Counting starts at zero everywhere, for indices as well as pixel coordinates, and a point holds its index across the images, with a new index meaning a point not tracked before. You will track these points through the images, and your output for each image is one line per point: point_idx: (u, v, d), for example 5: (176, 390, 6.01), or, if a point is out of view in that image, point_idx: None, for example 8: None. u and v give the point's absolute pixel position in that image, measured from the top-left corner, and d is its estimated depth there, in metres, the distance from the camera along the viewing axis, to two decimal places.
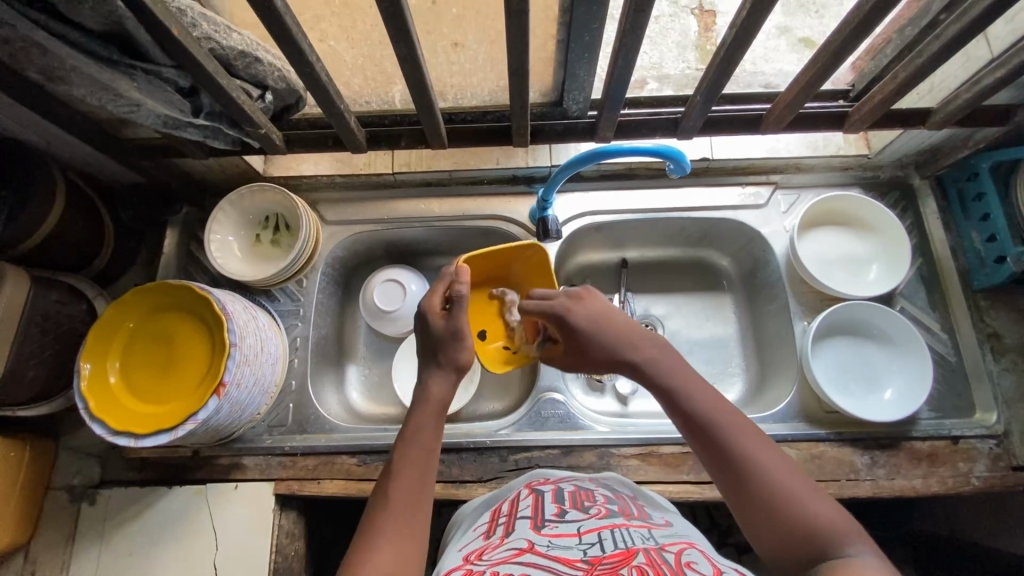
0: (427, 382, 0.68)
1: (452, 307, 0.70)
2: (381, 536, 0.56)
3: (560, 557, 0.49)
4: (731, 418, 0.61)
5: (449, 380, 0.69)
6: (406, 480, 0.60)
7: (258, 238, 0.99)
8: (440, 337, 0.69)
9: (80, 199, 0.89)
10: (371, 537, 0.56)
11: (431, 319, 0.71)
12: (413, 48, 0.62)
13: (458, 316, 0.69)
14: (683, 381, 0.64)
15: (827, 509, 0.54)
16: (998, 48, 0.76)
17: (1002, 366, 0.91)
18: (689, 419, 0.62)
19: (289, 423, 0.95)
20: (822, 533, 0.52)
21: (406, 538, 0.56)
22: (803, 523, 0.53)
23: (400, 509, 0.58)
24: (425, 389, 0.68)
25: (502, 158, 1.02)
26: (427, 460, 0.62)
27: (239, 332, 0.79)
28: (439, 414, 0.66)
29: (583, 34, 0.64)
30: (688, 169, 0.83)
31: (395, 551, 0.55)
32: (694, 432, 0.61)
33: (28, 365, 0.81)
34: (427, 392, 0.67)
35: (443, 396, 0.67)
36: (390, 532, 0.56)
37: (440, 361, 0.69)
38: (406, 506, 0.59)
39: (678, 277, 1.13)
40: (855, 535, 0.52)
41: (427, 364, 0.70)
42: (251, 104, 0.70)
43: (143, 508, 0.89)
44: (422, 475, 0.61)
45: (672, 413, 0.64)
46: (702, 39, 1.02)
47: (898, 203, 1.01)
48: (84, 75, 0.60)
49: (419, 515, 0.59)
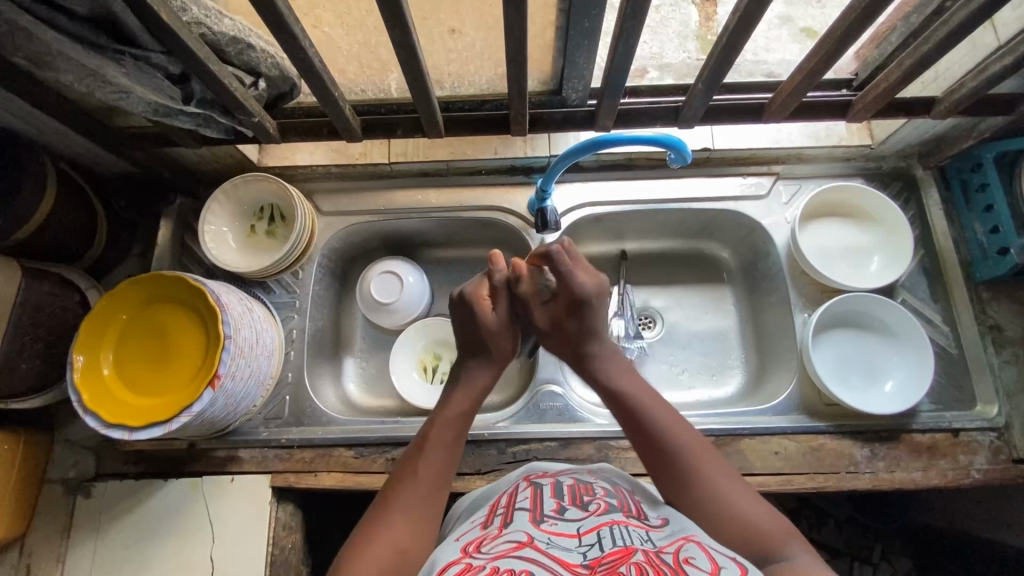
0: (470, 376, 0.73)
1: (500, 299, 0.75)
2: (398, 515, 0.59)
3: (559, 558, 0.48)
4: (697, 448, 0.65)
5: (492, 372, 0.74)
6: (433, 465, 0.64)
7: (253, 229, 0.98)
8: (493, 330, 0.74)
9: (70, 188, 0.88)
10: (390, 509, 0.60)
11: (478, 311, 0.74)
12: (407, 34, 0.60)
13: (504, 307, 0.75)
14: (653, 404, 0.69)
15: (776, 527, 0.58)
16: (1005, 35, 0.75)
17: (1004, 359, 0.90)
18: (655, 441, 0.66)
19: (286, 416, 0.94)
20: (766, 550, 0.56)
21: (419, 521, 0.59)
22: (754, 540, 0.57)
23: (420, 492, 0.62)
24: (468, 377, 0.73)
25: (501, 148, 1.01)
26: (448, 449, 0.66)
27: (234, 324, 0.79)
28: (476, 404, 0.71)
29: (582, 21, 0.62)
30: (689, 159, 0.82)
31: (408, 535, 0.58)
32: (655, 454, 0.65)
33: (21, 357, 0.80)
34: (468, 381, 0.72)
35: (481, 385, 0.72)
36: (406, 513, 0.60)
37: (489, 355, 0.74)
38: (425, 492, 0.62)
39: (679, 269, 1.12)
40: (798, 550, 0.56)
41: (474, 355, 0.74)
42: (244, 91, 0.69)
43: (139, 500, 0.89)
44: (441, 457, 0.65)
45: (636, 432, 0.68)
46: (703, 29, 1.01)
47: (900, 194, 1.00)
48: (71, 61, 0.59)
49: (436, 499, 0.62)
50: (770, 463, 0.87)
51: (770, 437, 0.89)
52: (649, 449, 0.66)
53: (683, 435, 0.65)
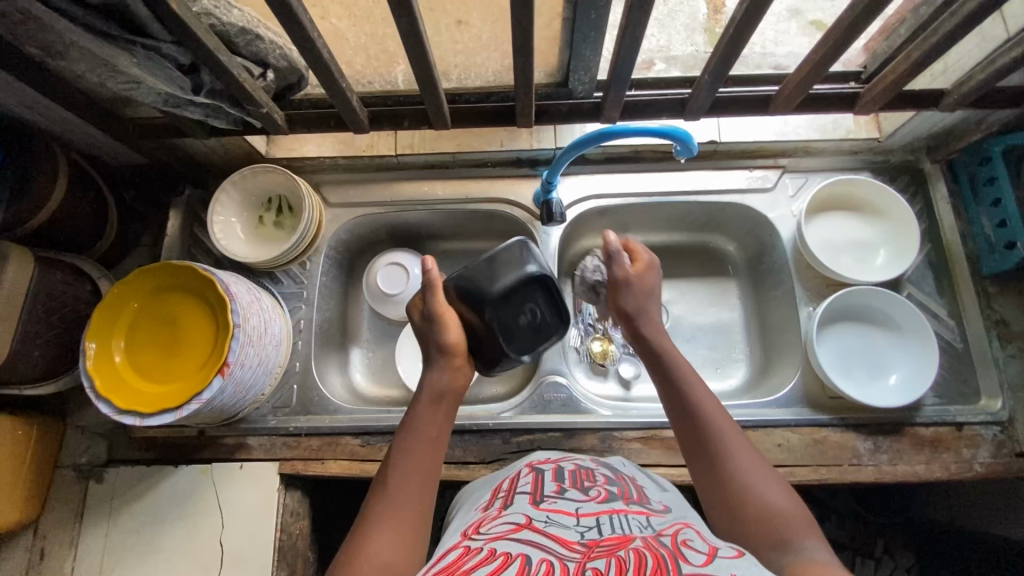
0: (426, 379, 0.68)
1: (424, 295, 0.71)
2: (380, 521, 0.58)
3: (558, 535, 0.50)
4: (730, 429, 0.65)
5: (445, 370, 0.67)
6: (409, 469, 0.62)
7: (261, 220, 0.99)
8: (422, 327, 0.70)
9: (83, 178, 0.89)
10: (377, 518, 0.59)
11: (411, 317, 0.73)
12: (415, 24, 0.61)
13: (428, 300, 0.70)
14: (692, 379, 0.70)
15: (795, 514, 0.58)
16: (1014, 26, 0.74)
17: (1008, 353, 0.90)
18: (687, 414, 0.67)
19: (294, 404, 0.95)
20: (782, 534, 0.56)
21: (405, 525, 0.58)
22: (771, 523, 0.57)
23: (401, 498, 0.60)
24: (427, 383, 0.67)
25: (506, 140, 1.01)
26: (427, 455, 0.64)
27: (242, 313, 0.80)
28: (440, 404, 0.66)
29: (589, 12, 0.62)
30: (695, 151, 0.82)
31: (393, 544, 0.56)
32: (686, 430, 0.66)
33: (34, 344, 0.82)
34: (426, 385, 0.67)
35: (442, 386, 0.67)
36: (390, 519, 0.59)
37: (430, 355, 0.69)
38: (406, 496, 0.60)
39: (683, 261, 1.12)
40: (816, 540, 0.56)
41: (431, 356, 0.69)
42: (252, 82, 0.70)
43: (150, 486, 0.90)
44: (420, 464, 0.63)
45: (671, 409, 0.69)
46: (711, 22, 0.97)
47: (908, 187, 0.99)
48: (84, 51, 0.61)
49: (424, 497, 0.62)
50: (773, 455, 0.88)
51: (774, 429, 0.89)
52: (685, 428, 0.67)
53: (718, 418, 0.66)
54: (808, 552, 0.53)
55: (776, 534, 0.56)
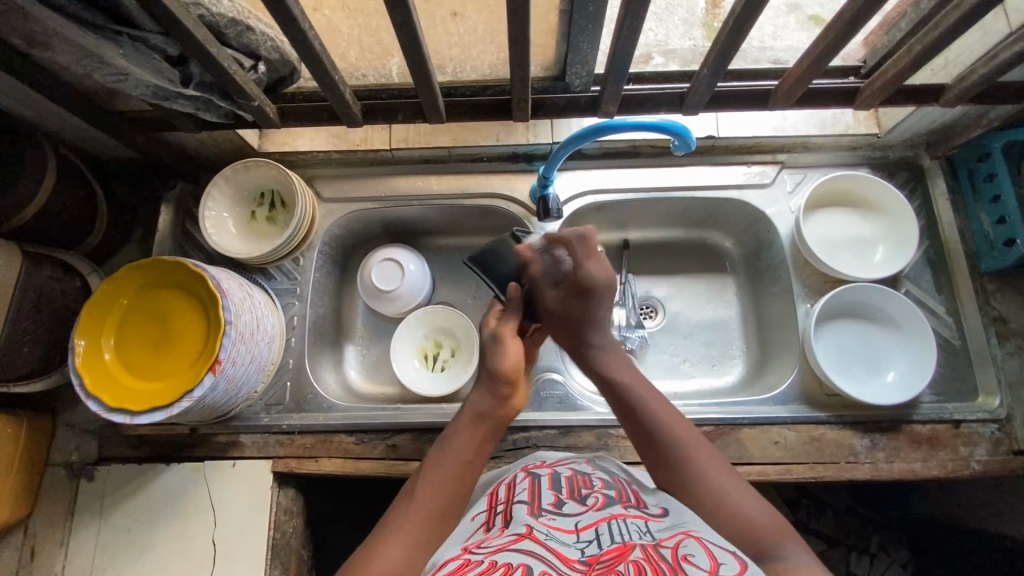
0: (475, 397, 0.67)
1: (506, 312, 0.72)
2: (399, 529, 0.57)
3: (557, 551, 0.49)
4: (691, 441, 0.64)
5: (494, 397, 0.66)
6: (435, 478, 0.61)
7: (254, 215, 0.98)
8: (487, 341, 0.69)
9: (72, 173, 0.87)
10: (396, 525, 0.57)
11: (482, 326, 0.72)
12: (408, 15, 0.59)
13: (506, 322, 0.70)
14: (647, 395, 0.68)
15: (770, 519, 0.57)
16: (1016, 21, 0.73)
17: (1006, 351, 0.90)
18: (647, 433, 0.66)
19: (286, 402, 0.94)
20: (757, 543, 0.55)
21: (421, 536, 0.56)
22: (746, 532, 0.56)
23: (424, 510, 0.58)
24: (471, 402, 0.67)
25: (502, 135, 1.00)
26: (461, 476, 0.62)
27: (234, 310, 0.78)
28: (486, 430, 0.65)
29: (586, 5, 0.61)
30: (693, 146, 0.81)
31: (407, 553, 0.55)
32: (651, 450, 0.65)
33: (23, 340, 0.81)
34: (477, 407, 0.66)
35: (488, 411, 0.66)
36: (407, 527, 0.57)
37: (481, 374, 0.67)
38: (431, 510, 0.59)
39: (680, 257, 1.11)
40: (796, 544, 0.55)
41: (480, 373, 0.68)
42: (243, 75, 0.68)
43: (142, 485, 0.89)
44: (451, 481, 0.61)
45: (632, 429, 0.67)
46: (710, 16, 0.96)
47: (907, 183, 0.98)
48: (67, 41, 0.60)
49: (446, 513, 0.59)
50: (770, 452, 0.87)
51: (771, 426, 0.89)
52: (646, 447, 0.65)
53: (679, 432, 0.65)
54: (789, 558, 0.52)
55: (755, 544, 0.55)
